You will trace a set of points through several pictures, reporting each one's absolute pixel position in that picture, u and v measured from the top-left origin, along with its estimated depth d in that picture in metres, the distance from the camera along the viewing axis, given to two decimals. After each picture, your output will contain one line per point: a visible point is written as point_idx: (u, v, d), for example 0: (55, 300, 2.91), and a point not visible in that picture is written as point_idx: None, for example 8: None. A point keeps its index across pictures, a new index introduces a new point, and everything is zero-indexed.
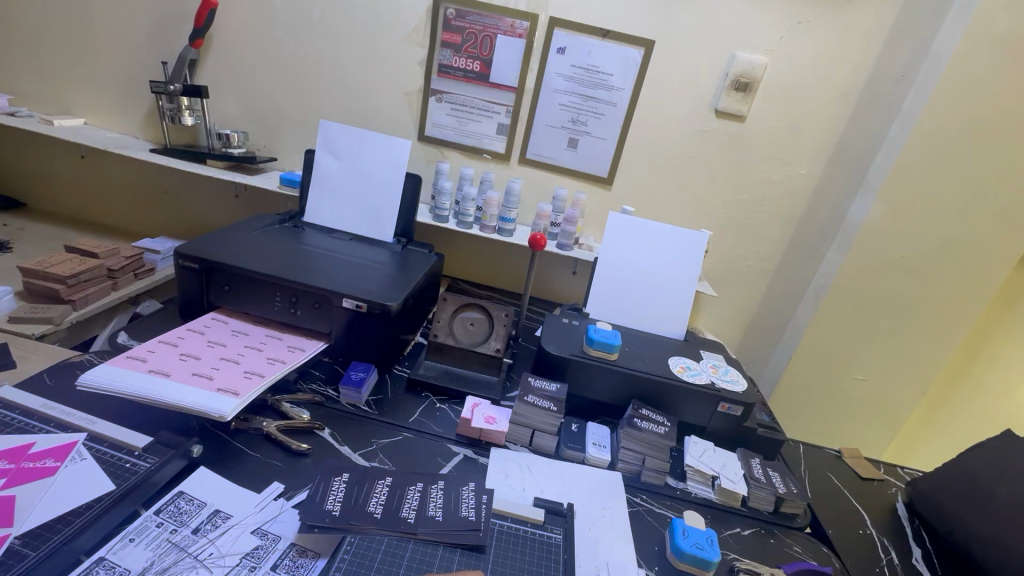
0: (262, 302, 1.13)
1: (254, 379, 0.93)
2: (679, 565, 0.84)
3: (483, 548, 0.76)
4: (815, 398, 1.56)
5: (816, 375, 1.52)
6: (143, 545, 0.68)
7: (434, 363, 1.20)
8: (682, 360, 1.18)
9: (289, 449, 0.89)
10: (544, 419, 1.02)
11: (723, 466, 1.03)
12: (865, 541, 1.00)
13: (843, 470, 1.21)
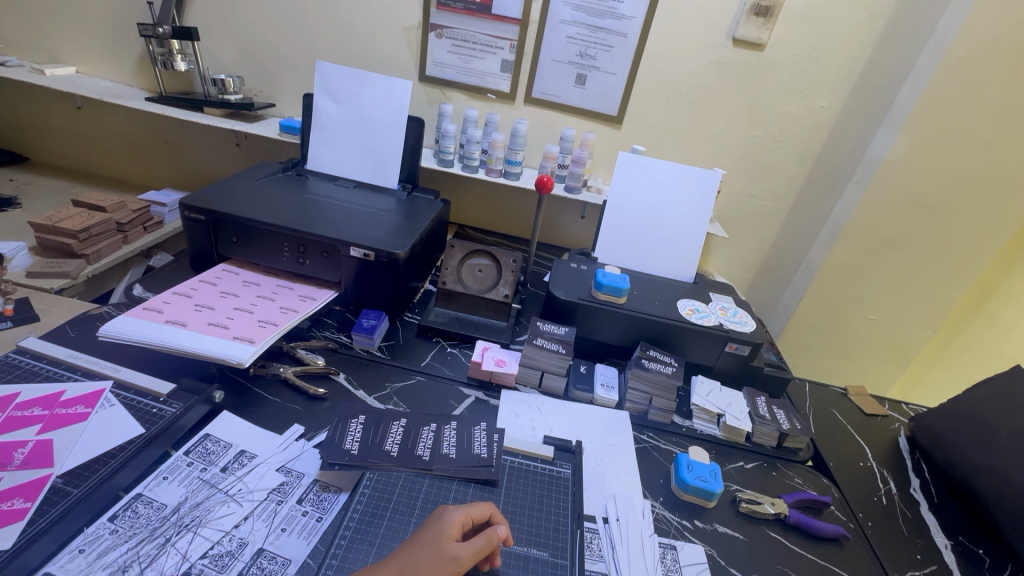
0: (271, 253, 1.14)
1: (269, 328, 0.95)
2: (684, 497, 0.88)
3: (495, 482, 0.80)
4: (824, 337, 1.56)
5: (827, 314, 1.52)
6: (177, 483, 0.73)
7: (443, 309, 1.21)
8: (691, 302, 1.18)
9: (307, 393, 0.93)
10: (553, 362, 1.04)
11: (729, 404, 1.05)
12: (865, 473, 1.03)
13: (848, 406, 1.23)
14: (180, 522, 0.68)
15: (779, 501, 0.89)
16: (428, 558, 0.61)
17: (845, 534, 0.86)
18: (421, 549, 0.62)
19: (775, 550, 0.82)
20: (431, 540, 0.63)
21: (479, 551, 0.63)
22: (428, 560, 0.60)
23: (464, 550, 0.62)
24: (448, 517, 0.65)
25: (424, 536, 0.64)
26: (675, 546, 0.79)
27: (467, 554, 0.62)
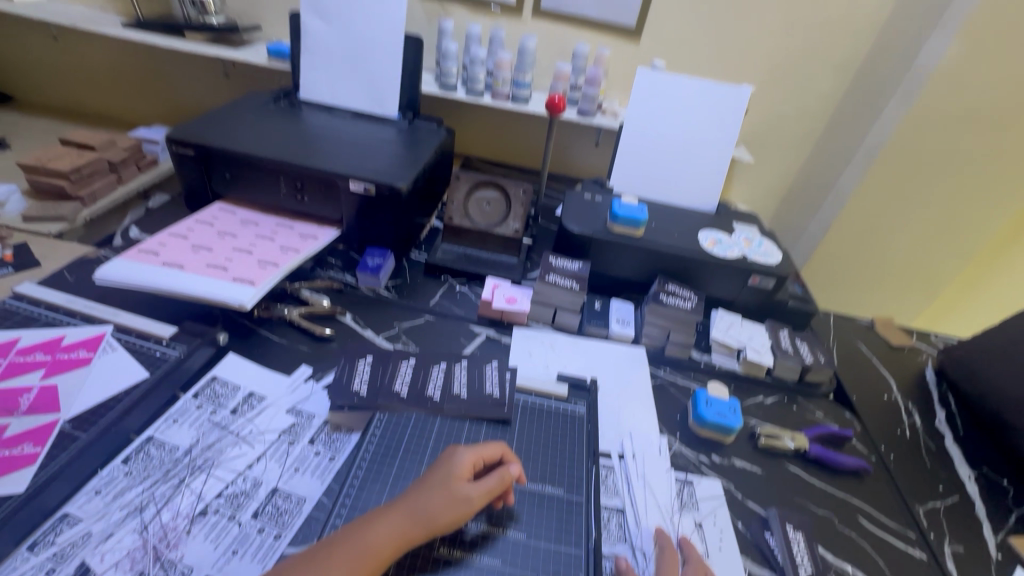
0: (267, 190, 1.08)
1: (269, 269, 0.92)
2: (701, 432, 0.86)
3: (508, 421, 0.78)
4: (852, 267, 1.48)
5: (858, 245, 1.42)
6: (188, 425, 0.72)
7: (451, 246, 1.16)
8: (713, 233, 1.11)
9: (313, 334, 0.90)
10: (566, 299, 1.00)
11: (750, 339, 1.01)
12: (890, 406, 1.00)
13: (874, 338, 1.18)
14: (193, 463, 0.68)
15: (800, 436, 0.87)
16: (439, 498, 0.60)
17: (866, 467, 0.85)
18: (432, 490, 0.61)
19: (793, 484, 0.81)
20: (441, 481, 0.61)
21: (491, 491, 0.62)
22: (439, 500, 0.60)
23: (475, 490, 0.61)
24: (458, 459, 0.64)
25: (434, 477, 0.62)
26: (691, 481, 0.78)
27: (478, 495, 0.61)
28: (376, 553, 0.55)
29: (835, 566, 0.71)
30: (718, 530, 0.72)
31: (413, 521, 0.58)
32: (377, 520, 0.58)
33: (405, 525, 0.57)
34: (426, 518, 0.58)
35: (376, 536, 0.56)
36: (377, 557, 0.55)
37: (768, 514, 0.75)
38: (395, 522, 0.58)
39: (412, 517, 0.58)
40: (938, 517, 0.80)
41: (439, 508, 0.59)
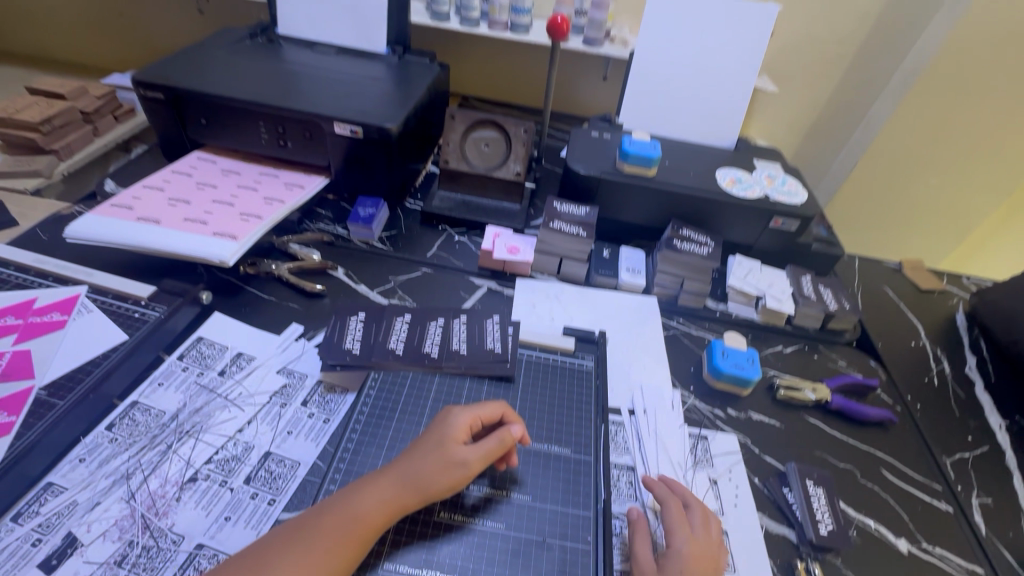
0: (247, 135, 0.99)
1: (252, 221, 0.85)
2: (717, 385, 0.81)
3: (511, 378, 0.74)
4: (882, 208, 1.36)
5: (892, 182, 1.31)
6: (174, 389, 0.69)
7: (448, 193, 1.08)
8: (732, 171, 1.02)
9: (303, 290, 0.85)
10: (573, 247, 0.93)
11: (771, 286, 0.94)
12: (918, 353, 0.94)
13: (901, 282, 1.11)
14: (180, 428, 0.65)
15: (822, 387, 0.82)
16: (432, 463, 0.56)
17: (891, 418, 0.80)
18: (424, 454, 0.57)
19: (814, 437, 0.77)
20: (435, 444, 0.58)
21: (490, 453, 0.58)
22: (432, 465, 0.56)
23: (472, 453, 0.57)
24: (453, 421, 0.59)
25: (428, 440, 0.58)
26: (706, 436, 0.74)
27: (475, 458, 0.57)
28: (367, 521, 0.52)
29: (857, 521, 0.68)
30: (734, 487, 0.69)
31: (405, 487, 0.55)
32: (365, 488, 0.55)
33: (397, 492, 0.54)
34: (418, 483, 0.55)
35: (365, 503, 0.53)
36: (368, 525, 0.52)
37: (787, 469, 0.71)
38: (385, 489, 0.54)
39: (403, 483, 0.55)
40: (966, 469, 0.76)
41: (430, 473, 0.55)
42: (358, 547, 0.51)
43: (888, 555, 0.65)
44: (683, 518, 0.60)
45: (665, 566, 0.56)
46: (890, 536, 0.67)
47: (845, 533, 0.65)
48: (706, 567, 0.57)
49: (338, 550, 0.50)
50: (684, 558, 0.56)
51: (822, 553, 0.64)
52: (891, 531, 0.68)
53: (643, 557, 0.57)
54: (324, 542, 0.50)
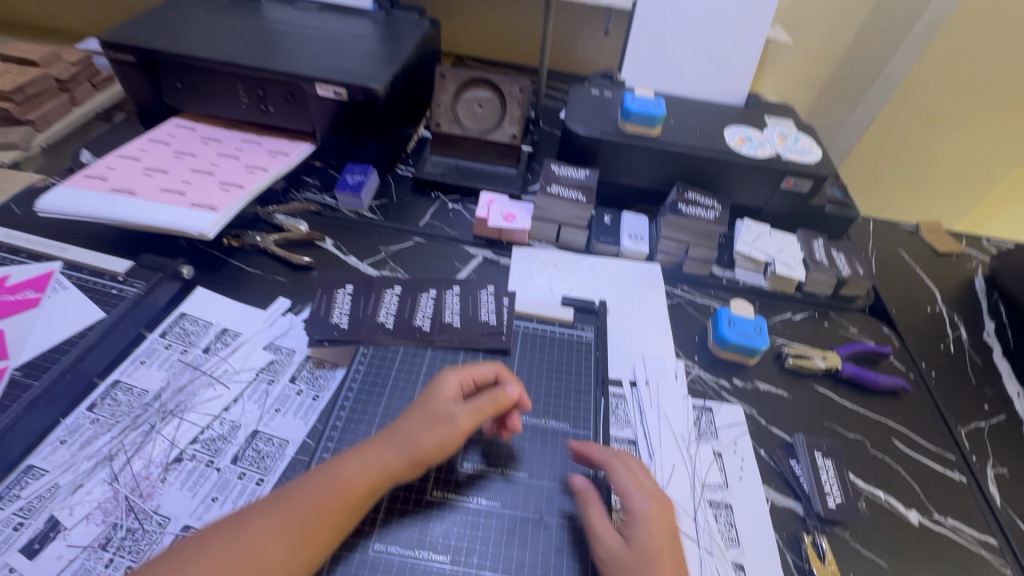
0: (226, 100, 0.94)
1: (233, 191, 0.81)
2: (722, 355, 0.78)
3: (508, 351, 0.70)
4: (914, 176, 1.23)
5: (922, 147, 1.18)
6: (157, 367, 0.66)
7: (441, 158, 1.03)
8: (742, 129, 0.96)
9: (290, 263, 0.81)
10: (572, 213, 0.88)
11: (780, 251, 0.90)
12: (933, 319, 0.90)
13: (917, 245, 1.05)
14: (164, 408, 0.62)
15: (832, 355, 0.79)
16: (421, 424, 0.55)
17: (904, 386, 0.77)
18: (411, 416, 0.56)
19: (822, 407, 0.74)
20: (425, 406, 0.56)
21: (481, 410, 0.57)
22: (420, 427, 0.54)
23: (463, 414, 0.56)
24: (442, 384, 0.58)
25: (417, 404, 0.57)
26: (710, 408, 0.72)
27: (466, 415, 0.56)
28: (353, 481, 0.50)
29: (866, 492, 0.66)
30: (739, 459, 0.67)
31: (393, 448, 0.53)
32: (349, 453, 0.53)
33: (383, 453, 0.52)
34: (405, 444, 0.53)
35: (351, 464, 0.51)
36: (356, 485, 0.50)
37: (795, 440, 0.68)
38: (372, 450, 0.53)
39: (390, 445, 0.53)
40: (981, 438, 0.74)
41: (417, 432, 0.54)
42: (345, 508, 0.49)
43: (898, 526, 0.63)
44: (636, 476, 0.56)
45: (630, 534, 0.52)
46: (900, 507, 0.65)
47: (854, 505, 0.63)
48: (666, 521, 0.53)
49: (324, 511, 0.48)
50: (650, 521, 0.52)
51: (830, 526, 0.62)
52: (902, 502, 0.66)
53: (605, 528, 0.53)
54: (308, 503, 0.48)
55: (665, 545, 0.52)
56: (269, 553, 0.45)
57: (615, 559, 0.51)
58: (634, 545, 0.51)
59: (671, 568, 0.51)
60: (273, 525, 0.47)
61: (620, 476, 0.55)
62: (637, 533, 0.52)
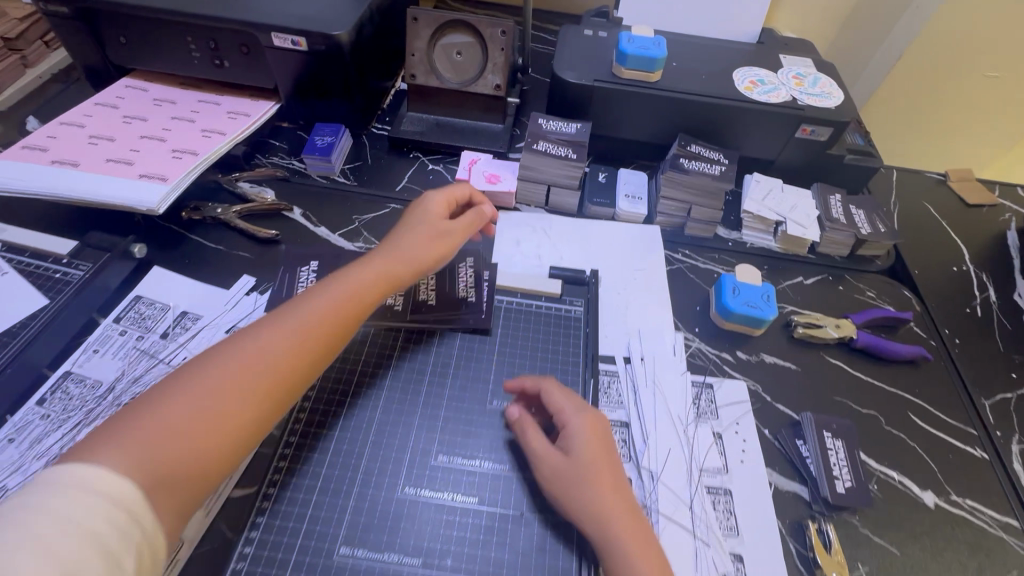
0: (177, 56, 0.85)
1: (186, 158, 0.74)
2: (725, 326, 0.72)
3: (489, 330, 0.64)
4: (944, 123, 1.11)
5: (957, 86, 1.05)
6: (111, 356, 0.61)
7: (419, 115, 0.93)
8: (753, 71, 0.85)
9: (255, 237, 0.75)
10: (562, 172, 0.79)
11: (793, 208, 0.81)
12: (959, 279, 0.82)
13: (945, 196, 0.96)
14: (119, 401, 0.58)
15: (845, 323, 0.72)
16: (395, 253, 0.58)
17: (925, 355, 0.70)
18: (405, 235, 0.61)
19: (833, 380, 0.68)
20: (404, 241, 0.60)
21: (469, 225, 0.65)
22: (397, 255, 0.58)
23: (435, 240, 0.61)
24: (410, 220, 0.62)
25: (407, 227, 0.62)
26: (711, 384, 0.66)
27: (456, 228, 0.63)
28: (340, 301, 0.53)
29: (878, 472, 0.61)
30: (741, 440, 0.62)
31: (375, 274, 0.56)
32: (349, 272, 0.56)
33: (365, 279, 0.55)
34: (405, 257, 0.59)
35: (347, 283, 0.54)
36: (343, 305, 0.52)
37: (802, 418, 0.63)
38: (371, 267, 0.56)
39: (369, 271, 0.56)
40: (1007, 412, 0.68)
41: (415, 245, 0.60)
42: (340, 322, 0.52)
43: (912, 509, 0.59)
44: (568, 395, 0.53)
45: (565, 446, 0.50)
46: (915, 488, 0.60)
47: (865, 489, 0.58)
48: (603, 435, 0.50)
49: (319, 327, 0.50)
50: (584, 433, 0.50)
51: (837, 511, 0.57)
52: (917, 483, 0.61)
53: (545, 449, 0.50)
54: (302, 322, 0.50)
55: (601, 455, 0.49)
56: (295, 355, 0.48)
57: (556, 475, 0.48)
58: (571, 458, 0.49)
59: (607, 475, 0.48)
60: (281, 335, 0.48)
61: (549, 398, 0.53)
62: (572, 446, 0.49)
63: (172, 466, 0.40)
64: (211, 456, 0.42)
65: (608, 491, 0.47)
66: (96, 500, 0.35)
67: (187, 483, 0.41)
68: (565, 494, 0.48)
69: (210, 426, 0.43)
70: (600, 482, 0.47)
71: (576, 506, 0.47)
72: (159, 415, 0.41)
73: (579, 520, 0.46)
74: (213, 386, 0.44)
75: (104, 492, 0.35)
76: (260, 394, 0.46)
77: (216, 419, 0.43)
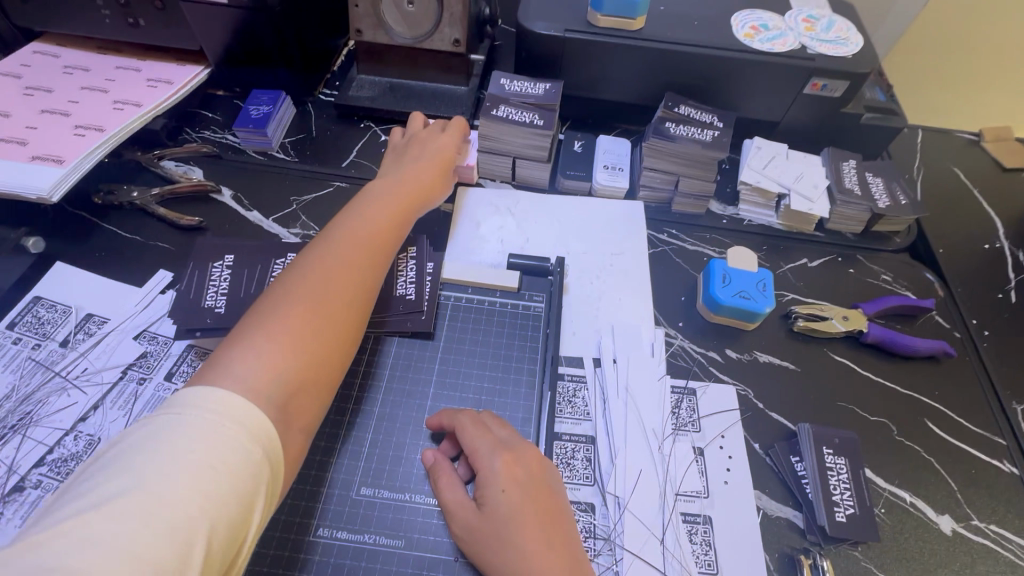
0: (84, 14, 0.73)
1: (90, 135, 0.64)
2: (713, 319, 0.62)
3: (431, 334, 0.56)
4: (988, 75, 0.92)
5: None
6: (1, 369, 0.54)
7: (370, 77, 0.82)
8: (755, 15, 0.72)
9: (175, 225, 0.66)
10: (527, 142, 0.68)
11: (798, 178, 0.70)
12: (991, 258, 0.71)
13: (977, 159, 0.83)
14: (4, 423, 0.51)
15: (855, 314, 0.62)
16: (417, 173, 0.59)
17: (947, 350, 0.60)
18: (420, 163, 0.60)
19: (837, 381, 0.59)
20: (420, 163, 0.60)
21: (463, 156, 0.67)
22: (422, 174, 0.59)
23: (451, 160, 0.63)
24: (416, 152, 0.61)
25: (416, 158, 0.61)
26: (694, 391, 0.57)
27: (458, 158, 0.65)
28: (384, 212, 0.54)
29: (886, 493, 0.52)
30: (725, 456, 0.53)
31: (411, 190, 0.57)
32: (374, 200, 0.55)
33: (401, 195, 0.56)
34: (426, 187, 0.59)
35: (384, 209, 0.54)
36: (387, 217, 0.53)
37: (798, 430, 0.54)
38: (398, 193, 0.56)
39: (401, 189, 0.57)
40: None
41: (432, 176, 0.60)
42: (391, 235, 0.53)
43: (925, 536, 0.50)
44: (485, 429, 0.45)
45: (480, 495, 0.42)
46: (929, 511, 0.52)
47: (869, 515, 0.50)
48: (527, 473, 0.42)
49: (375, 240, 0.51)
50: (502, 480, 0.41)
51: (835, 543, 0.49)
52: (932, 505, 0.52)
53: (457, 501, 0.42)
54: (359, 235, 0.50)
55: (524, 506, 0.40)
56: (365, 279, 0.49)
57: (472, 534, 0.41)
58: (487, 513, 0.41)
59: (532, 525, 0.40)
60: (349, 263, 0.48)
61: (463, 438, 0.45)
62: (487, 494, 0.41)
63: (289, 394, 0.39)
64: (327, 367, 0.43)
65: (537, 550, 0.39)
66: (233, 422, 0.35)
67: (317, 392, 0.42)
68: (483, 556, 0.40)
69: (314, 354, 0.42)
70: (525, 534, 0.39)
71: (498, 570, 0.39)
72: (260, 350, 0.40)
73: None
74: (303, 314, 0.43)
75: (244, 412, 0.35)
76: (347, 318, 0.46)
77: (318, 348, 0.42)
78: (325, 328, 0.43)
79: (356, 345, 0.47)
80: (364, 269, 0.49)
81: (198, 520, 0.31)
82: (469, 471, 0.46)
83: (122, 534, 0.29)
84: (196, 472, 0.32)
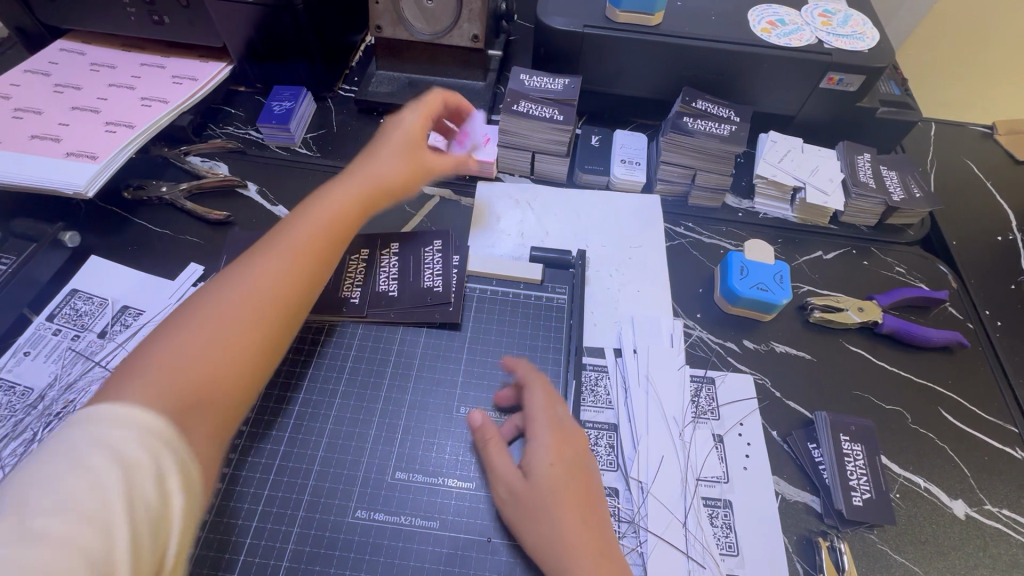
0: (110, 13, 0.74)
1: (120, 132, 0.65)
2: (731, 310, 0.63)
3: (458, 325, 0.58)
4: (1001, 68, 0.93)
5: None
6: (42, 359, 0.55)
7: (389, 73, 0.83)
8: (772, 10, 0.73)
9: (205, 219, 0.68)
10: (546, 137, 0.69)
11: (814, 172, 0.71)
12: (1004, 250, 0.72)
13: (990, 152, 0.84)
14: (49, 411, 0.53)
15: (869, 305, 0.63)
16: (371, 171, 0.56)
17: (961, 341, 0.62)
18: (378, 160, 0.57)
19: (851, 371, 0.60)
20: (379, 159, 0.57)
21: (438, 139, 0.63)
22: (378, 173, 0.56)
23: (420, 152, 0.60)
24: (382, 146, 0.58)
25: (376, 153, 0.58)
26: (713, 379, 0.58)
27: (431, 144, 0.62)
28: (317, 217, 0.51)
29: (901, 479, 0.54)
30: (744, 444, 0.55)
31: (358, 190, 0.54)
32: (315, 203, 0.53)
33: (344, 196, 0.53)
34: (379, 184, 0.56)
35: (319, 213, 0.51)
36: (320, 222, 0.51)
37: (816, 418, 0.55)
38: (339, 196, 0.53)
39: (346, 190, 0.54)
40: None
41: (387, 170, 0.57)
42: (340, 237, 0.52)
43: (939, 520, 0.52)
44: (549, 401, 0.48)
45: (530, 465, 0.44)
46: (943, 496, 0.53)
47: (886, 500, 0.51)
48: (574, 451, 0.45)
49: (299, 246, 0.48)
50: (553, 454, 0.44)
51: (852, 526, 0.50)
52: (946, 491, 0.53)
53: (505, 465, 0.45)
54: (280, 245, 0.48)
55: (569, 486, 0.43)
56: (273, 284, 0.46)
57: (516, 499, 0.43)
58: (533, 483, 0.43)
59: (575, 502, 0.42)
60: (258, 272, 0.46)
61: (530, 404, 0.47)
62: (538, 463, 0.44)
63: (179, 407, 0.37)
64: (224, 382, 0.40)
65: (577, 528, 0.41)
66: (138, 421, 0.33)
67: (218, 409, 0.40)
68: (523, 523, 0.42)
69: (207, 366, 0.40)
70: (567, 512, 0.42)
71: (541, 540, 0.41)
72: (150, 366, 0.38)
73: (543, 557, 0.41)
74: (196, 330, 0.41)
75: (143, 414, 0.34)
76: (246, 328, 0.43)
77: (206, 362, 0.40)
78: (231, 344, 0.41)
79: (268, 356, 0.44)
80: (277, 277, 0.46)
81: (116, 505, 0.29)
82: (514, 432, 0.49)
83: (34, 520, 0.28)
84: (112, 460, 0.31)
